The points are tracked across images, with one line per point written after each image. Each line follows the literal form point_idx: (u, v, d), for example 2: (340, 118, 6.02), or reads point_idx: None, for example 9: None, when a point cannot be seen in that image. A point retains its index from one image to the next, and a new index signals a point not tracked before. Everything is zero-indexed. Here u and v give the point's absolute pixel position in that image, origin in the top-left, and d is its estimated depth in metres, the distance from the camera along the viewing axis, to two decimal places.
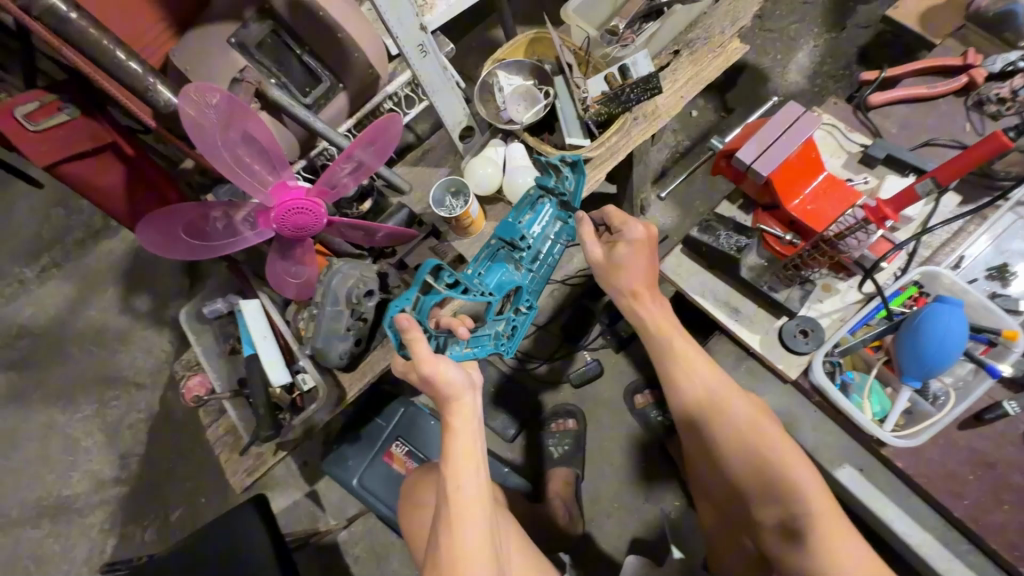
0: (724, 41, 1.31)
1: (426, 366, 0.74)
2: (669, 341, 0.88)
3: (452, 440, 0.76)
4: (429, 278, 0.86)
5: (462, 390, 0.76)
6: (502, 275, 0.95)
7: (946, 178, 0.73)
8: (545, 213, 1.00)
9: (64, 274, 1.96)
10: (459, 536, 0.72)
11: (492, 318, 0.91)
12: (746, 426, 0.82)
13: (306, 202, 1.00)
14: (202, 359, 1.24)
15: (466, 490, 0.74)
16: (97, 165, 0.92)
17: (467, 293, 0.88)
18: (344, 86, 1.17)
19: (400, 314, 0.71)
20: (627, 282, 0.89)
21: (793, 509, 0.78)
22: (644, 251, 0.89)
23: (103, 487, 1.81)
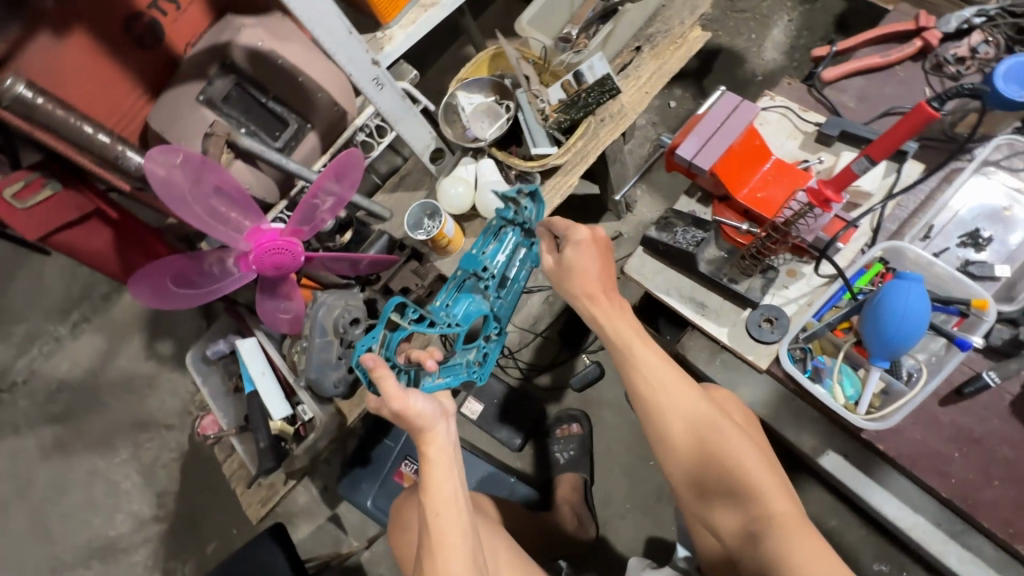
0: (684, 32, 1.31)
1: (396, 403, 0.75)
2: (626, 343, 0.82)
3: (429, 470, 0.77)
4: (394, 316, 0.91)
5: (433, 420, 0.77)
6: (469, 305, 0.98)
7: (878, 155, 0.67)
8: (508, 242, 1.02)
9: (93, 327, 2.07)
10: (442, 565, 0.73)
11: (461, 348, 0.95)
12: (708, 427, 0.77)
13: (283, 242, 1.06)
14: (209, 400, 1.32)
15: (446, 518, 0.75)
16: (86, 231, 1.00)
17: (431, 327, 0.91)
18: (313, 126, 1.22)
19: (362, 353, 0.76)
20: (584, 287, 0.84)
21: (756, 512, 0.73)
22: (593, 251, 0.85)
23: (145, 525, 1.91)
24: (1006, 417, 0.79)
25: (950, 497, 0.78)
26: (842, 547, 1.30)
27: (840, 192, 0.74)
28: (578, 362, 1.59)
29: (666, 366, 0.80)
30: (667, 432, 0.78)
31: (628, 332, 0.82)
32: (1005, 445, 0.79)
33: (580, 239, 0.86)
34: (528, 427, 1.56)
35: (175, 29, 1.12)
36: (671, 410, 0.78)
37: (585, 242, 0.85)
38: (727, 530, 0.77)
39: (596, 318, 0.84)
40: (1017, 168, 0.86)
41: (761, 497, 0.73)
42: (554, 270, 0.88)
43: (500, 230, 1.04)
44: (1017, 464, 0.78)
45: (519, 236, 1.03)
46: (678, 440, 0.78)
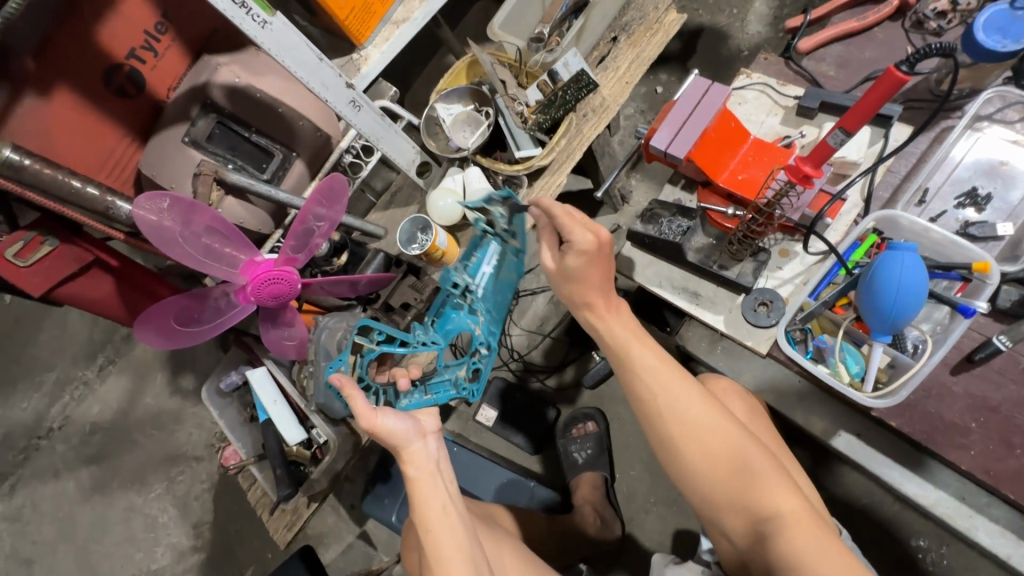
0: (659, 17, 1.29)
1: (363, 421, 0.73)
2: (624, 345, 0.81)
3: (415, 487, 0.76)
4: (361, 339, 0.97)
5: (407, 439, 0.76)
6: (452, 322, 1.00)
7: (854, 125, 0.63)
8: (491, 253, 1.02)
9: (118, 369, 2.14)
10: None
11: (445, 366, 0.98)
12: (713, 426, 0.75)
13: (278, 272, 1.07)
14: (227, 432, 1.34)
15: (438, 531, 0.75)
16: (88, 280, 1.03)
17: (401, 346, 0.95)
18: (298, 153, 1.24)
19: (329, 373, 0.76)
20: (580, 294, 0.82)
21: (764, 513, 0.71)
22: (595, 259, 0.78)
23: (185, 555, 1.96)
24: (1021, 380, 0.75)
25: (971, 470, 0.74)
26: (875, 524, 1.26)
27: (819, 166, 0.70)
28: (589, 359, 1.57)
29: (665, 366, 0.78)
30: (670, 436, 0.76)
31: (624, 333, 0.81)
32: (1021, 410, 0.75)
33: (577, 247, 0.78)
34: (544, 429, 1.55)
35: (157, 76, 1.16)
36: (673, 412, 0.76)
37: (583, 251, 0.77)
38: (737, 535, 0.75)
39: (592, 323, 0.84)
40: (1012, 120, 0.82)
41: (770, 496, 0.71)
42: (556, 274, 0.83)
43: (482, 241, 1.03)
44: None
45: (503, 245, 1.02)
46: (681, 443, 0.75)
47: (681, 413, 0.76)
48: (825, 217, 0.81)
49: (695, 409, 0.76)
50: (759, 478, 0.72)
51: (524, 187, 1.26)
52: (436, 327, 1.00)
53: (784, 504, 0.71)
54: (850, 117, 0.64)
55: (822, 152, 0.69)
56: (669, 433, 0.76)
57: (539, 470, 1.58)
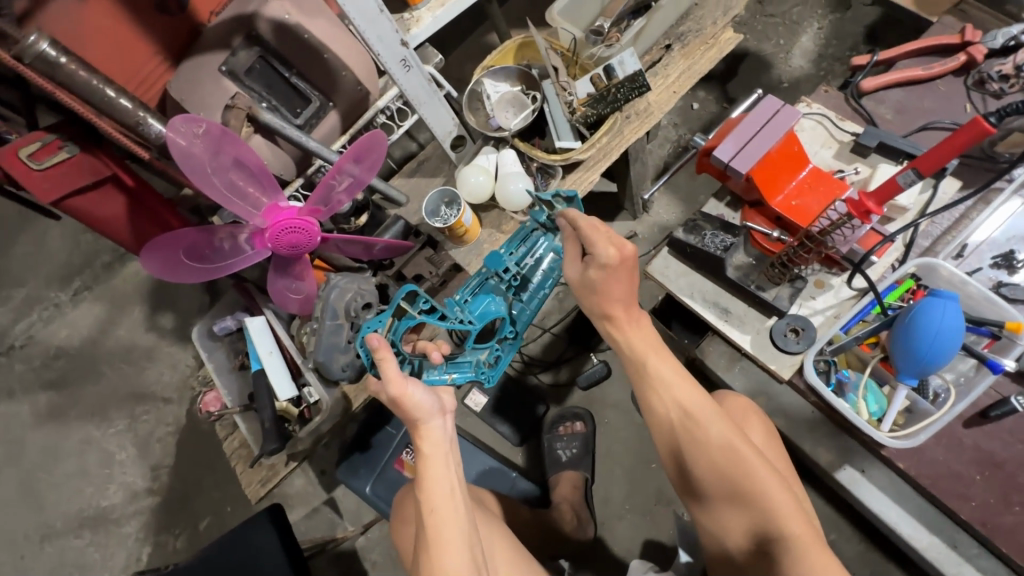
0: (716, 33, 1.29)
1: (395, 387, 0.74)
2: (643, 360, 0.80)
3: (426, 466, 0.77)
4: (403, 304, 0.94)
5: (428, 415, 0.77)
6: (487, 304, 0.98)
7: (928, 168, 0.67)
8: (538, 247, 1.04)
9: (94, 296, 2.05)
10: (438, 565, 0.73)
11: (471, 346, 0.97)
12: (722, 449, 0.75)
13: (299, 221, 1.03)
14: (214, 376, 1.29)
15: (441, 511, 0.75)
16: (99, 196, 0.98)
17: (443, 321, 0.93)
18: (334, 104, 1.20)
19: (368, 333, 0.73)
20: (602, 306, 0.82)
21: (770, 538, 0.73)
22: (618, 274, 0.78)
23: (138, 497, 1.89)
24: None
25: (969, 520, 0.75)
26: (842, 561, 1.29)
27: (880, 205, 0.73)
28: (585, 361, 1.58)
29: (681, 381, 0.78)
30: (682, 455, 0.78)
31: (643, 347, 0.81)
32: None
33: (603, 259, 0.77)
34: (530, 424, 1.56)
35: None
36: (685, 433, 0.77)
37: (607, 263, 0.77)
38: (745, 554, 0.77)
39: (611, 333, 0.84)
40: None
41: (772, 522, 0.73)
42: (578, 286, 0.83)
43: (531, 234, 1.06)
44: None
45: (550, 242, 1.05)
46: (692, 463, 0.77)
47: (695, 433, 0.77)
48: (871, 255, 0.82)
49: (707, 432, 0.76)
50: (769, 502, 0.74)
51: (557, 179, 1.26)
52: (471, 306, 0.98)
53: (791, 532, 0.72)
54: (925, 161, 0.67)
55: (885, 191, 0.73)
56: (681, 450, 0.78)
57: (519, 463, 1.57)
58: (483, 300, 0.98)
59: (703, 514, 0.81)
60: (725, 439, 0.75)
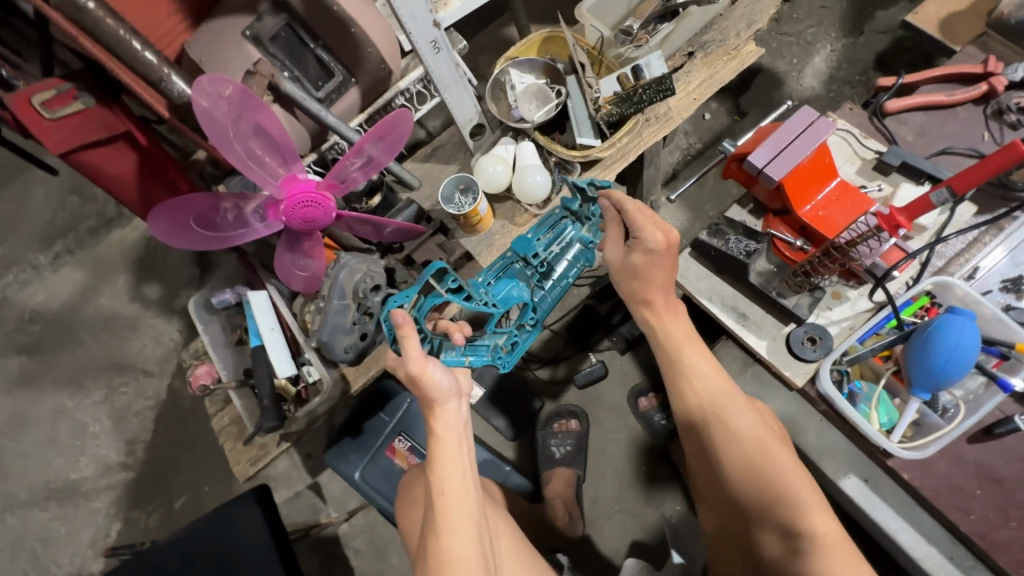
0: (739, 45, 1.28)
1: (415, 364, 0.73)
2: (679, 350, 0.84)
3: (439, 447, 0.77)
4: (431, 281, 0.92)
5: (446, 396, 0.77)
6: (509, 288, 0.99)
7: (962, 187, 0.72)
8: (565, 234, 1.04)
9: (75, 261, 1.97)
10: (444, 547, 0.72)
11: (491, 330, 0.96)
12: (754, 438, 0.78)
13: (315, 194, 1.01)
14: (209, 349, 1.25)
15: (452, 495, 0.75)
16: (110, 153, 0.97)
17: (469, 301, 0.92)
18: (356, 81, 1.18)
19: (393, 308, 0.72)
20: (641, 291, 0.85)
21: (791, 534, 0.73)
22: (665, 259, 0.81)
23: (110, 471, 1.80)
24: None
25: (967, 533, 0.77)
26: None
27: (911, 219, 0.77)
28: (583, 360, 1.58)
29: (714, 371, 0.82)
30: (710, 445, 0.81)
31: (679, 336, 0.85)
32: None
33: (653, 243, 0.80)
34: (525, 419, 1.56)
35: None
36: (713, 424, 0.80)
37: (655, 247, 0.80)
38: (768, 554, 0.77)
39: (649, 324, 0.88)
40: None
41: (799, 519, 0.73)
42: (618, 269, 0.86)
43: (559, 222, 1.06)
44: None
45: (578, 231, 1.05)
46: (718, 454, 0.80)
47: (723, 424, 0.80)
48: (893, 271, 0.84)
49: (735, 422, 0.79)
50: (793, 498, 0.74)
51: (574, 175, 1.25)
52: (493, 290, 0.98)
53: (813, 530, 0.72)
54: (959, 179, 0.73)
55: (915, 208, 0.77)
56: (708, 441, 0.81)
57: (510, 457, 1.57)
58: (505, 284, 1.00)
59: (728, 509, 0.83)
60: (757, 431, 0.79)
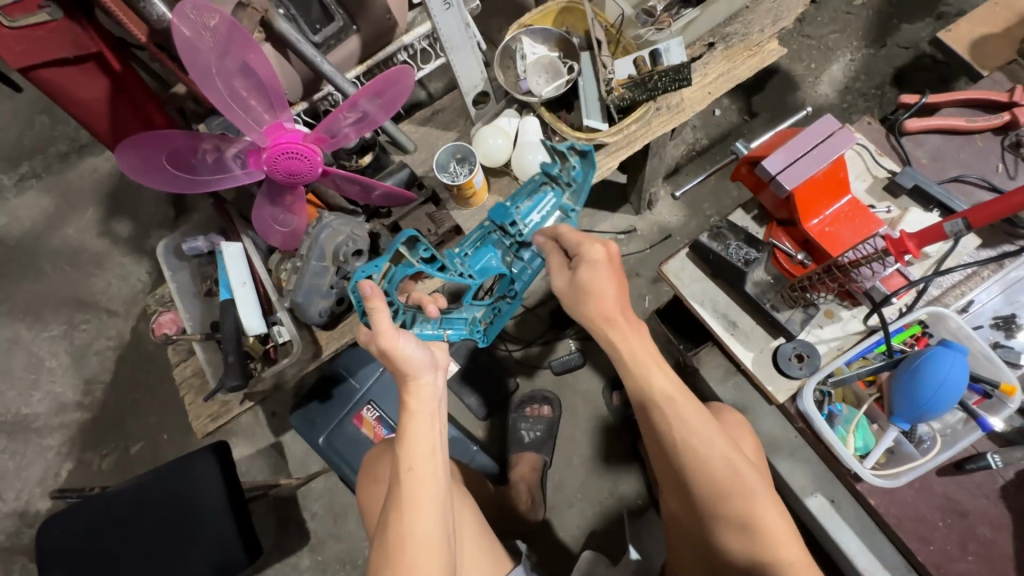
0: (761, 41, 1.21)
1: (383, 338, 0.72)
2: (644, 372, 0.79)
3: (409, 422, 0.75)
4: (403, 250, 0.85)
5: (419, 370, 0.75)
6: (487, 259, 0.96)
7: (977, 221, 0.72)
8: (545, 202, 0.98)
9: (41, 187, 1.86)
10: (408, 526, 0.69)
11: (468, 303, 0.97)
12: (721, 462, 0.76)
13: (302, 147, 0.94)
14: (175, 298, 1.19)
15: (421, 471, 0.72)
16: (77, 73, 0.92)
17: (441, 271, 0.86)
18: (358, 29, 1.11)
19: (363, 280, 0.71)
20: (600, 311, 0.80)
21: (753, 541, 0.74)
22: (609, 273, 0.81)
23: (65, 410, 1.73)
24: (992, 497, 0.81)
25: (924, 562, 0.79)
26: None
27: (921, 246, 0.76)
28: (562, 346, 1.56)
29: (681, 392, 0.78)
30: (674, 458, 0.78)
31: (645, 355, 0.79)
32: (984, 524, 0.80)
33: (593, 259, 0.81)
34: (498, 399, 1.54)
35: None
36: (682, 438, 0.77)
37: (598, 261, 0.81)
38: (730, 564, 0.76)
39: (611, 343, 0.81)
40: None
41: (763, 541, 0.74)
42: (567, 291, 0.83)
43: (540, 188, 0.99)
44: (994, 544, 0.79)
45: (559, 198, 0.98)
46: (682, 466, 0.78)
47: (692, 445, 0.77)
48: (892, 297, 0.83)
49: (704, 440, 0.76)
50: (757, 515, 0.74)
51: None
52: (471, 260, 0.95)
53: (775, 541, 0.73)
54: (976, 213, 0.72)
55: (926, 236, 0.76)
56: (673, 460, 0.78)
57: (479, 436, 1.56)
58: (483, 254, 0.96)
59: (690, 519, 0.81)
60: (723, 456, 0.76)
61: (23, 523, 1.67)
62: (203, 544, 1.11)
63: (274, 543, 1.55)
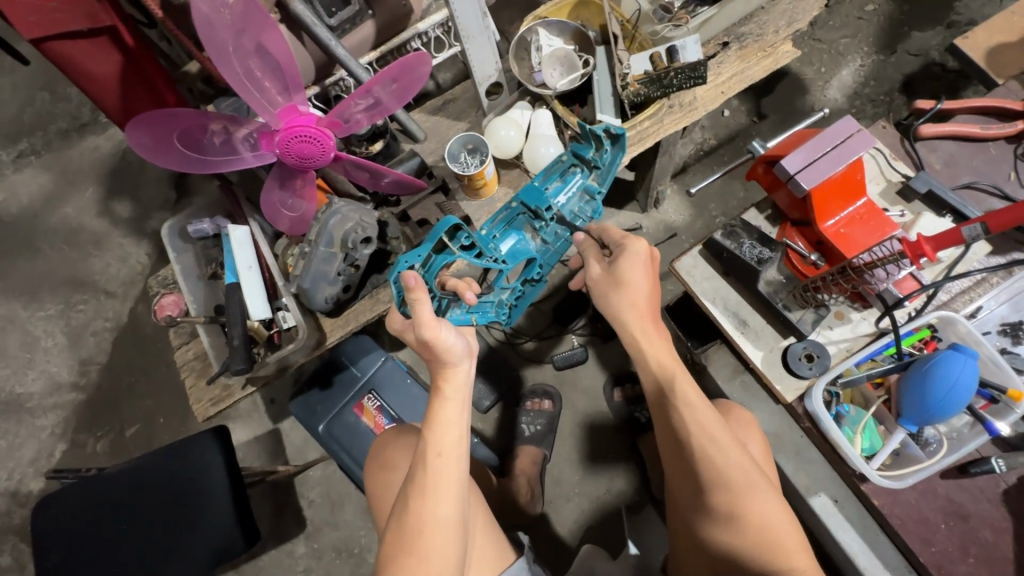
0: (775, 42, 1.20)
1: (428, 329, 0.72)
2: (669, 376, 0.81)
3: (440, 407, 0.75)
4: (445, 237, 0.84)
5: (458, 358, 0.75)
6: (516, 242, 0.97)
7: (995, 226, 0.72)
8: (572, 183, 0.98)
9: (40, 164, 1.83)
10: (429, 509, 0.70)
11: (499, 287, 0.94)
12: (736, 467, 0.76)
13: (314, 130, 0.92)
14: (180, 280, 1.18)
15: (447, 457, 0.73)
16: (90, 48, 0.91)
17: (480, 259, 0.86)
18: (373, 14, 1.10)
19: (408, 272, 0.68)
20: (629, 302, 0.83)
21: (752, 534, 0.75)
22: (644, 267, 0.84)
23: (60, 390, 1.71)
24: (994, 500, 0.82)
25: (925, 563, 0.80)
26: None
27: (937, 249, 0.76)
28: (564, 341, 1.56)
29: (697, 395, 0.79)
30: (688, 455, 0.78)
31: (667, 361, 0.82)
32: (986, 527, 0.81)
33: (636, 251, 0.84)
34: (498, 392, 1.54)
35: None
36: (699, 437, 0.77)
37: (640, 255, 0.84)
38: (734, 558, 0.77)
39: (637, 345, 0.84)
40: None
41: (771, 544, 0.74)
42: (606, 278, 0.85)
43: (567, 169, 0.99)
44: (995, 548, 0.80)
45: (584, 180, 0.99)
46: (697, 463, 0.78)
47: (705, 447, 0.77)
48: (904, 300, 0.83)
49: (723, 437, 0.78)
50: (764, 518, 0.75)
51: None
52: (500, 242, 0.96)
53: (781, 545, 0.74)
54: (995, 217, 0.73)
55: (941, 239, 0.76)
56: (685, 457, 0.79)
57: (479, 428, 1.55)
58: (510, 236, 0.98)
59: (694, 516, 0.81)
60: (733, 464, 0.77)
61: (15, 503, 1.65)
62: (202, 528, 1.10)
63: (270, 530, 1.54)
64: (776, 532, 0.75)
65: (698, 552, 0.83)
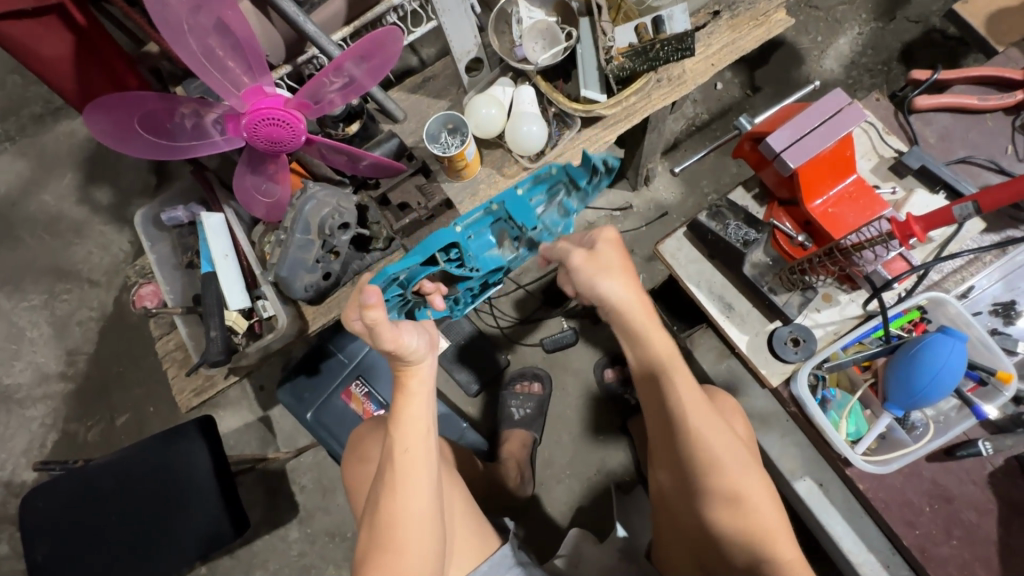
0: (768, 11, 1.15)
1: (389, 340, 0.65)
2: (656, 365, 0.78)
3: (405, 404, 0.72)
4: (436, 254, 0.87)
5: (422, 355, 0.70)
6: (486, 246, 0.93)
7: (987, 205, 0.69)
8: (551, 194, 0.93)
9: (16, 150, 1.78)
10: (400, 505, 0.69)
11: (463, 288, 0.94)
12: (725, 453, 0.76)
13: (283, 113, 0.89)
14: (155, 269, 1.15)
15: (417, 454, 0.70)
16: (39, 28, 0.87)
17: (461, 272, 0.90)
18: None
19: (366, 287, 0.60)
20: (619, 288, 0.75)
21: (738, 520, 0.74)
22: (618, 249, 0.78)
23: (48, 380, 1.70)
24: (980, 483, 0.81)
25: (909, 546, 0.79)
26: None
27: (927, 229, 0.73)
28: (553, 324, 1.55)
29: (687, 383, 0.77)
30: (676, 442, 0.77)
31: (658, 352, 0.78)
32: (971, 509, 0.81)
33: (607, 237, 0.78)
34: (489, 377, 1.52)
35: None
36: (692, 425, 0.76)
37: (612, 241, 0.78)
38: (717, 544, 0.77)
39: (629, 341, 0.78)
40: None
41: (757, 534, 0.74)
42: (588, 264, 0.75)
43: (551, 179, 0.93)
44: (979, 530, 0.80)
45: (565, 195, 0.93)
46: (683, 450, 0.77)
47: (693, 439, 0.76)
48: (894, 282, 0.81)
49: (714, 427, 0.76)
50: (751, 505, 0.74)
51: (573, 131, 1.14)
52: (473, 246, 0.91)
53: (764, 527, 0.74)
54: (988, 196, 0.69)
55: (933, 219, 0.72)
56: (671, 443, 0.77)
57: (469, 413, 1.55)
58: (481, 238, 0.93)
59: (678, 502, 0.81)
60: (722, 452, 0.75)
61: (10, 493, 1.66)
62: (178, 537, 1.09)
63: (262, 516, 1.55)
64: (762, 518, 0.74)
65: (683, 538, 0.83)
